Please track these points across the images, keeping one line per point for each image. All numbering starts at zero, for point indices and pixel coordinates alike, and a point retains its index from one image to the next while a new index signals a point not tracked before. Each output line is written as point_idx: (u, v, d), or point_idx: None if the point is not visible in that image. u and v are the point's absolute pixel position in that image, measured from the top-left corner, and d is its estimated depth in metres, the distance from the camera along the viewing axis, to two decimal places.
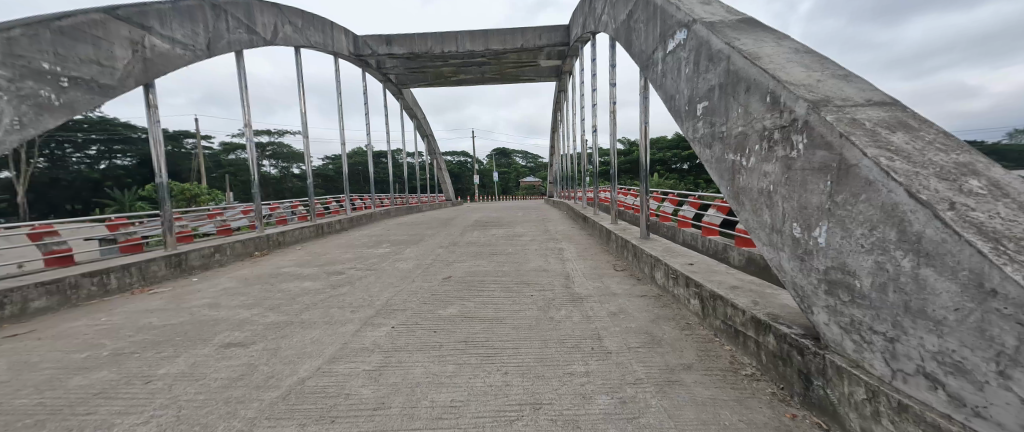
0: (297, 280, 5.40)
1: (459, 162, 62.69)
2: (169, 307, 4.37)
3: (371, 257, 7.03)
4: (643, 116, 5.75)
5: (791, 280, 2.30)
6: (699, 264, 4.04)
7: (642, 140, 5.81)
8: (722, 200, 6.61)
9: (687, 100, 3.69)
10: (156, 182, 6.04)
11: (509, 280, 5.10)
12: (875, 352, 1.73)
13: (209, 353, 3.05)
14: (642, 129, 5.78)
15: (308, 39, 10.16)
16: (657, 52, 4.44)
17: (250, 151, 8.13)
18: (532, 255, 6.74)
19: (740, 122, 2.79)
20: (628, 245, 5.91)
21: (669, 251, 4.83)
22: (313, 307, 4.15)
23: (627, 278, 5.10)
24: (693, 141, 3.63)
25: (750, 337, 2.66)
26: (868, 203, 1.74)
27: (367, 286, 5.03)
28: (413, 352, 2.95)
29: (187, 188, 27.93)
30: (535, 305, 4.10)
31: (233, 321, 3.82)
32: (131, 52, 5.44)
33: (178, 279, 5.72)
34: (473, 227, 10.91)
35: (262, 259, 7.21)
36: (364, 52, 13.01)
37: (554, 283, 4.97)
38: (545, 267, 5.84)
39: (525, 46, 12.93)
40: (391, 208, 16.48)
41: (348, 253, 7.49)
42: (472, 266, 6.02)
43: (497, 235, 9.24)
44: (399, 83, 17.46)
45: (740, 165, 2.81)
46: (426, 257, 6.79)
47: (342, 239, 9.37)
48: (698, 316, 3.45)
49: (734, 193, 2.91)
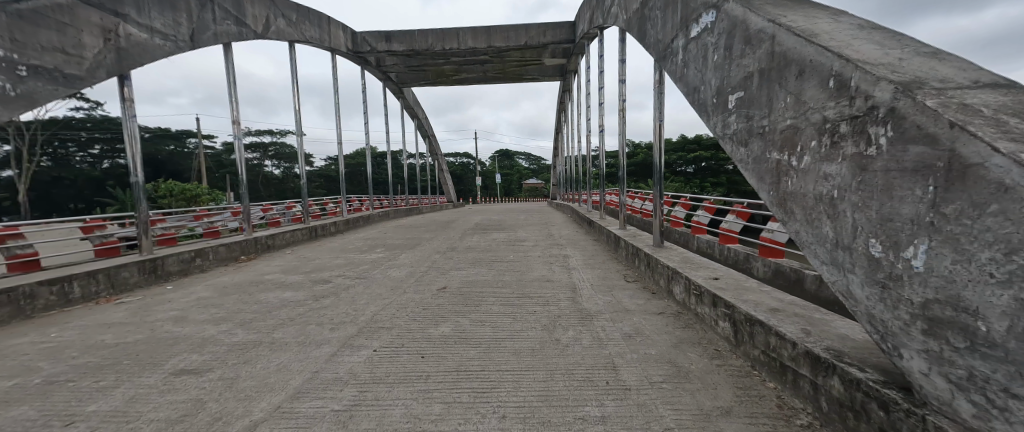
0: (278, 290, 4.95)
1: (461, 163, 62.37)
2: (129, 321, 3.93)
3: (363, 263, 6.57)
4: (658, 114, 5.27)
5: (866, 311, 1.80)
6: (726, 279, 3.54)
7: (656, 139, 5.32)
8: (742, 205, 6.11)
9: (715, 91, 3.23)
10: (131, 181, 5.62)
11: (509, 292, 4.62)
12: (1013, 426, 1.22)
13: (154, 383, 2.59)
14: (657, 127, 5.30)
15: (303, 34, 9.77)
16: (678, 40, 3.97)
17: (238, 150, 7.71)
18: (534, 263, 6.25)
19: (789, 114, 2.32)
20: (640, 253, 5.41)
21: (689, 262, 4.33)
22: (289, 323, 3.70)
23: (640, 291, 4.61)
24: (722, 138, 3.16)
25: (804, 377, 2.16)
26: (1002, 215, 1.18)
27: (353, 297, 4.57)
28: (394, 386, 2.48)
29: (188, 188, 27.70)
30: (539, 323, 3.63)
31: (195, 340, 3.36)
32: (102, 41, 5.02)
33: (151, 287, 5.28)
34: (473, 231, 10.43)
35: (247, 264, 6.76)
36: (363, 48, 12.62)
37: (559, 296, 4.49)
38: (549, 277, 5.36)
39: (528, 43, 12.49)
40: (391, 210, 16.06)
41: (339, 258, 7.04)
42: (470, 275, 5.54)
43: (498, 240, 8.78)
44: (400, 81, 17.08)
45: (789, 166, 2.33)
46: (422, 264, 6.33)
47: (335, 242, 8.93)
48: (729, 342, 2.95)
49: (779, 199, 2.43)
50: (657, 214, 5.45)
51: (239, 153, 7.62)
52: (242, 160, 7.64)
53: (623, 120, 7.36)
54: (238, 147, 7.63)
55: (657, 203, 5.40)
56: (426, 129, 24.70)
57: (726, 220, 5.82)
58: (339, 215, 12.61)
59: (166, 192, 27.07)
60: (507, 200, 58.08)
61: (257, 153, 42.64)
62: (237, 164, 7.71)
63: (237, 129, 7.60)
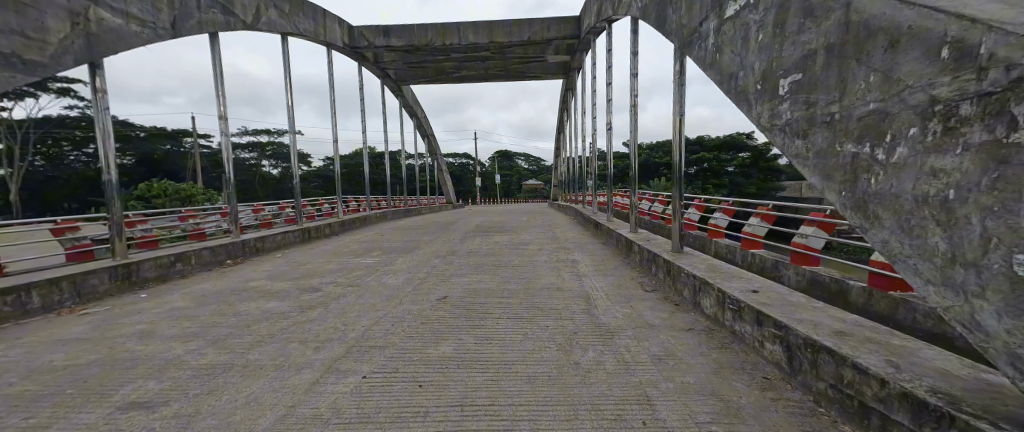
0: (262, 299, 4.49)
1: (461, 164, 61.95)
2: (88, 337, 3.46)
3: (357, 268, 6.11)
4: (678, 108, 4.83)
5: (1007, 352, 1.34)
6: (768, 293, 3.09)
7: (676, 135, 4.88)
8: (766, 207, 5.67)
9: (759, 76, 2.80)
10: (103, 179, 5.16)
11: (518, 304, 4.16)
12: None
13: (94, 423, 2.13)
14: (677, 123, 4.85)
15: (296, 26, 9.32)
16: (709, 21, 3.54)
17: (225, 148, 7.25)
18: (541, 269, 5.79)
19: (873, 97, 1.88)
20: (658, 260, 4.95)
21: (717, 271, 3.88)
22: (268, 341, 3.23)
23: (661, 302, 4.16)
24: (769, 130, 2.72)
25: (900, 425, 1.71)
26: None
27: (343, 308, 4.12)
28: (384, 427, 2.03)
29: (183, 187, 27.21)
30: (554, 342, 3.16)
31: (157, 362, 2.89)
32: (69, 25, 4.55)
33: (123, 295, 4.81)
34: (474, 234, 9.97)
35: (233, 269, 6.29)
36: (360, 43, 12.18)
37: (573, 307, 4.04)
38: (559, 285, 4.90)
39: (532, 38, 12.05)
40: (388, 211, 15.63)
41: (332, 263, 6.57)
42: (472, 283, 5.07)
43: (501, 243, 8.34)
44: (399, 79, 16.65)
45: (873, 162, 1.89)
46: (419, 270, 5.87)
47: (329, 245, 8.47)
48: (782, 370, 2.50)
49: (856, 201, 1.99)
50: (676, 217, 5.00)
51: (227, 151, 7.17)
52: (230, 158, 7.18)
53: (635, 116, 6.93)
54: (224, 144, 7.16)
55: (675, 205, 4.95)
56: (425, 128, 24.25)
57: (750, 224, 5.37)
58: (335, 216, 12.16)
59: (161, 191, 26.53)
60: (507, 201, 57.77)
61: (254, 153, 42.14)
62: (224, 162, 7.24)
63: (224, 125, 7.14)
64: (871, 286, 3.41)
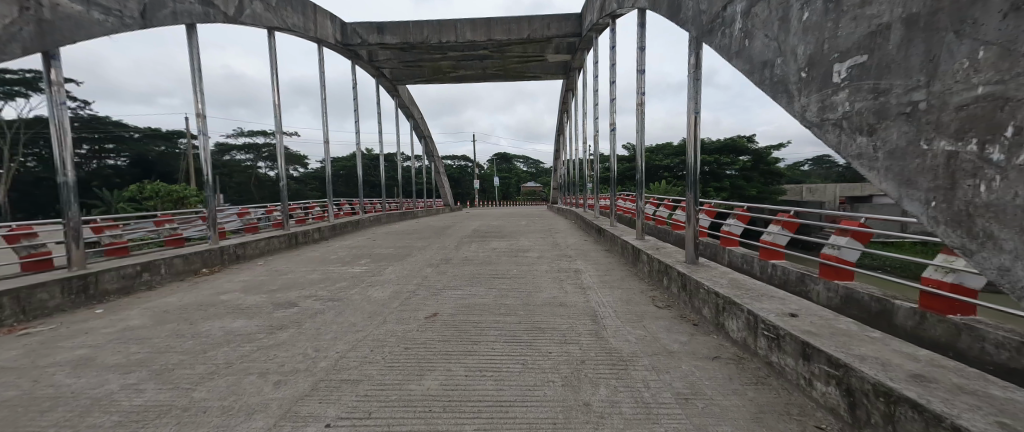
0: (229, 316, 3.99)
1: (459, 166, 61.47)
2: (15, 365, 2.96)
3: (341, 278, 5.62)
4: (693, 105, 4.38)
5: None
6: (811, 319, 2.62)
7: (691, 135, 4.44)
8: (787, 212, 5.22)
9: (807, 62, 2.35)
10: (58, 180, 4.68)
11: (516, 323, 3.67)
12: None
13: None
14: (692, 121, 4.41)
15: (284, 21, 8.86)
16: (735, 3, 3.11)
17: (203, 149, 6.75)
18: (542, 281, 5.31)
19: (979, 76, 1.39)
20: (671, 272, 4.48)
21: (743, 288, 3.41)
22: (222, 373, 2.75)
23: (677, 322, 3.69)
24: (819, 126, 2.27)
25: None
26: None
27: (319, 328, 3.63)
28: None
29: (175, 189, 26.68)
30: (560, 375, 2.68)
31: (82, 401, 2.40)
32: (17, 10, 4.08)
33: (77, 311, 4.31)
34: (471, 239, 9.50)
35: (207, 279, 5.79)
36: (353, 40, 11.73)
37: (579, 328, 3.55)
38: (562, 300, 4.42)
39: (531, 36, 11.63)
40: (383, 214, 15.14)
41: (315, 272, 6.09)
42: (466, 297, 4.59)
43: (498, 250, 7.87)
44: (395, 78, 16.21)
45: (980, 162, 1.40)
46: (409, 281, 5.39)
47: (315, 252, 7.96)
48: (841, 420, 2.02)
49: (957, 212, 1.51)
50: (691, 224, 4.55)
51: (205, 151, 6.69)
52: (208, 159, 6.68)
53: (642, 116, 6.48)
54: (202, 144, 6.67)
55: (691, 211, 4.50)
56: (422, 130, 23.81)
57: (770, 232, 4.92)
58: (325, 220, 11.66)
59: (153, 193, 25.95)
60: (505, 203, 57.32)
61: (249, 155, 41.60)
62: (201, 163, 6.74)
63: (202, 123, 6.65)
64: (922, 308, 2.96)
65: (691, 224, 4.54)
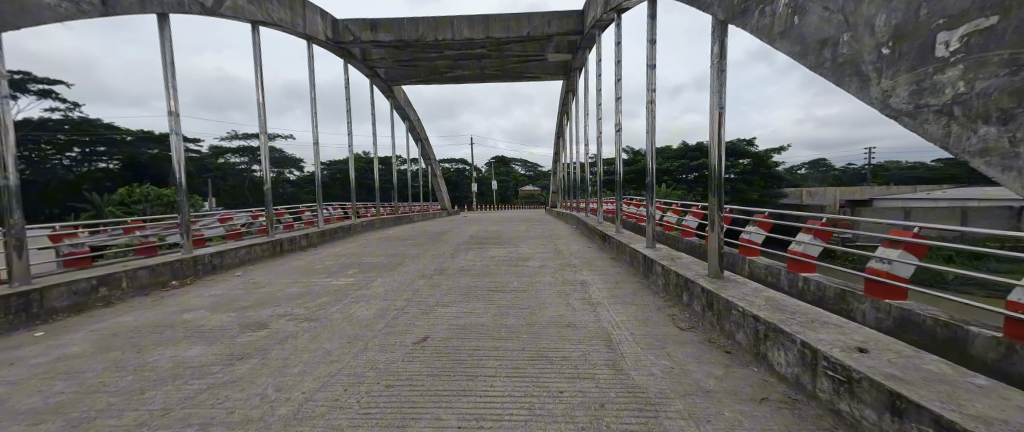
0: (186, 342, 3.43)
1: (458, 169, 60.99)
2: None
3: (324, 292, 5.08)
4: (717, 99, 3.89)
5: None
6: (888, 357, 2.09)
7: (714, 133, 3.95)
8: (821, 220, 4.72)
9: (895, 32, 1.82)
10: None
11: (520, 352, 3.15)
12: None
13: None
14: (717, 117, 3.92)
15: (270, 14, 8.36)
16: None
17: (177, 150, 6.20)
18: (546, 296, 4.78)
19: None
20: (693, 287, 3.97)
21: (787, 310, 2.89)
22: (153, 424, 2.17)
23: (707, 349, 3.16)
24: (912, 115, 1.77)
25: None
26: None
27: (288, 357, 3.08)
28: None
29: (164, 192, 26.03)
30: (575, 426, 2.13)
31: None
32: None
33: (12, 334, 3.72)
34: (468, 246, 8.97)
35: (175, 293, 5.22)
36: (345, 38, 11.24)
37: (594, 359, 3.01)
38: (571, 320, 3.89)
39: (531, 34, 11.19)
40: (377, 219, 14.62)
41: (297, 285, 5.53)
42: (461, 316, 4.05)
43: (498, 258, 7.35)
44: (390, 79, 15.73)
45: None
46: (399, 296, 4.85)
47: (300, 261, 7.41)
48: None
49: None
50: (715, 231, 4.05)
51: (178, 152, 6.13)
52: (182, 161, 6.13)
53: (652, 114, 5.98)
54: (176, 145, 6.12)
55: (715, 218, 4.01)
56: (419, 132, 23.30)
57: (800, 241, 4.48)
58: (316, 226, 11.11)
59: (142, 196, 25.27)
60: (504, 207, 56.85)
61: (244, 158, 40.95)
62: (174, 165, 6.18)
63: (175, 122, 6.10)
64: (1007, 338, 2.41)
65: (716, 231, 4.03)
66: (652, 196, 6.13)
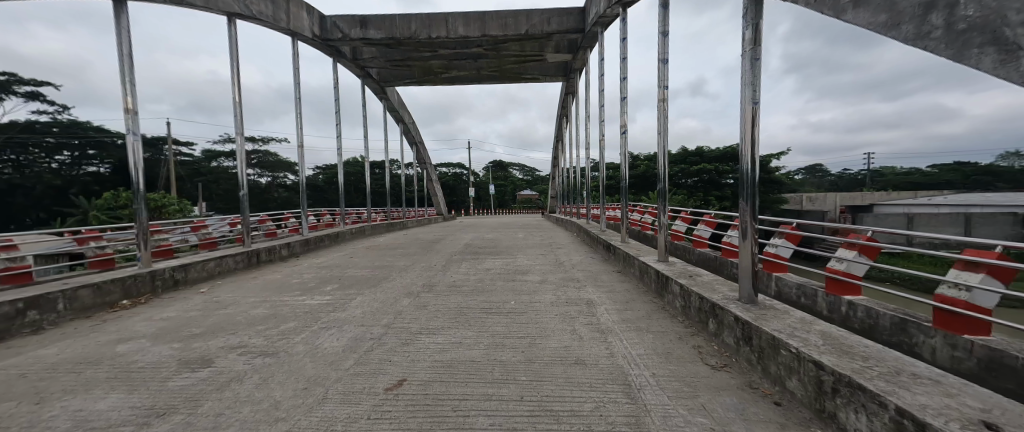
0: (103, 389, 2.75)
1: (455, 173, 60.27)
2: None
3: (292, 315, 4.41)
4: (751, 92, 3.31)
5: None
6: None
7: (747, 133, 3.36)
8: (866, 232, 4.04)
9: None
10: None
11: (518, 403, 2.49)
12: None
13: None
14: (750, 114, 3.33)
15: (248, 7, 7.77)
16: None
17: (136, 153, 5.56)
18: (549, 320, 4.14)
19: None
20: (724, 315, 3.33)
21: (861, 356, 2.24)
22: None
23: (752, 400, 2.51)
24: None
25: None
26: None
27: (224, 411, 2.40)
28: None
29: (153, 197, 25.16)
30: None
31: None
32: None
33: None
34: (462, 257, 8.34)
35: (122, 316, 4.54)
36: (333, 36, 10.67)
37: (612, 415, 2.34)
38: (579, 356, 3.24)
39: (530, 32, 10.66)
40: (367, 226, 13.96)
41: (263, 305, 4.87)
42: (448, 349, 3.40)
43: (494, 271, 6.71)
44: (383, 80, 15.18)
45: None
46: (378, 319, 4.19)
47: (276, 275, 6.74)
48: None
49: None
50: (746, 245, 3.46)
51: (135, 155, 5.48)
52: (139, 164, 5.47)
53: (664, 114, 5.40)
54: (134, 147, 5.48)
55: (747, 230, 3.42)
56: (414, 136, 22.69)
57: (839, 257, 3.85)
58: (300, 234, 10.44)
59: (129, 201, 24.34)
60: (501, 212, 56.25)
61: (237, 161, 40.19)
62: (130, 168, 5.52)
63: (132, 121, 5.47)
64: None
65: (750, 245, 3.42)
66: (665, 203, 5.52)
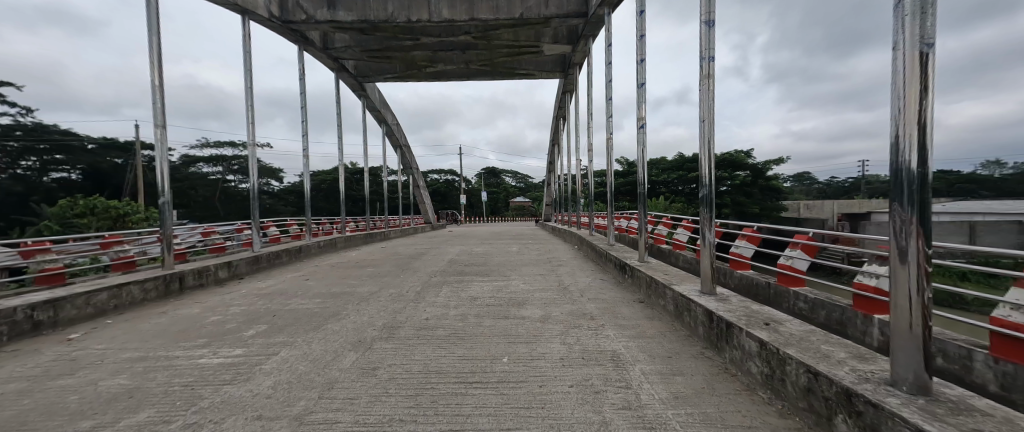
0: None
1: (446, 181, 58.68)
2: None
3: (161, 390, 2.82)
4: (915, 27, 1.92)
5: None
6: None
7: (912, 96, 1.92)
8: None
9: None
10: None
11: None
12: None
13: None
14: (915, 63, 1.91)
15: None
16: None
17: None
18: (563, 403, 2.59)
19: None
20: (886, 427, 1.74)
21: None
22: None
23: None
24: None
25: None
26: None
27: None
28: None
29: (114, 204, 22.91)
30: None
31: None
32: None
33: None
34: (443, 279, 6.79)
35: None
36: (296, 17, 9.20)
37: None
38: None
39: (524, 16, 9.31)
40: (339, 238, 12.36)
41: (134, 367, 3.24)
42: None
43: (480, 303, 5.18)
44: (361, 76, 13.74)
45: None
46: (292, 403, 2.59)
47: (193, 309, 5.10)
48: None
49: None
50: (906, 272, 1.97)
51: None
52: None
53: (708, 94, 4.02)
54: None
55: (909, 251, 1.93)
56: (399, 139, 21.17)
57: (1001, 310, 2.62)
58: (253, 248, 8.82)
59: (85, 209, 21.99)
60: (493, 220, 54.92)
61: (218, 167, 37.87)
62: None
63: None
64: None
65: (917, 273, 1.91)
66: (711, 214, 4.08)
